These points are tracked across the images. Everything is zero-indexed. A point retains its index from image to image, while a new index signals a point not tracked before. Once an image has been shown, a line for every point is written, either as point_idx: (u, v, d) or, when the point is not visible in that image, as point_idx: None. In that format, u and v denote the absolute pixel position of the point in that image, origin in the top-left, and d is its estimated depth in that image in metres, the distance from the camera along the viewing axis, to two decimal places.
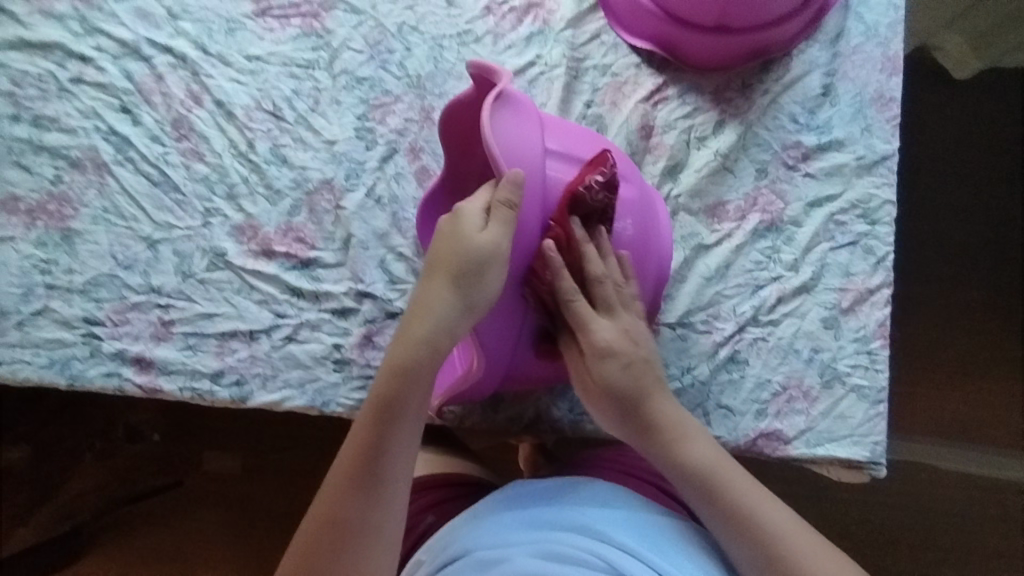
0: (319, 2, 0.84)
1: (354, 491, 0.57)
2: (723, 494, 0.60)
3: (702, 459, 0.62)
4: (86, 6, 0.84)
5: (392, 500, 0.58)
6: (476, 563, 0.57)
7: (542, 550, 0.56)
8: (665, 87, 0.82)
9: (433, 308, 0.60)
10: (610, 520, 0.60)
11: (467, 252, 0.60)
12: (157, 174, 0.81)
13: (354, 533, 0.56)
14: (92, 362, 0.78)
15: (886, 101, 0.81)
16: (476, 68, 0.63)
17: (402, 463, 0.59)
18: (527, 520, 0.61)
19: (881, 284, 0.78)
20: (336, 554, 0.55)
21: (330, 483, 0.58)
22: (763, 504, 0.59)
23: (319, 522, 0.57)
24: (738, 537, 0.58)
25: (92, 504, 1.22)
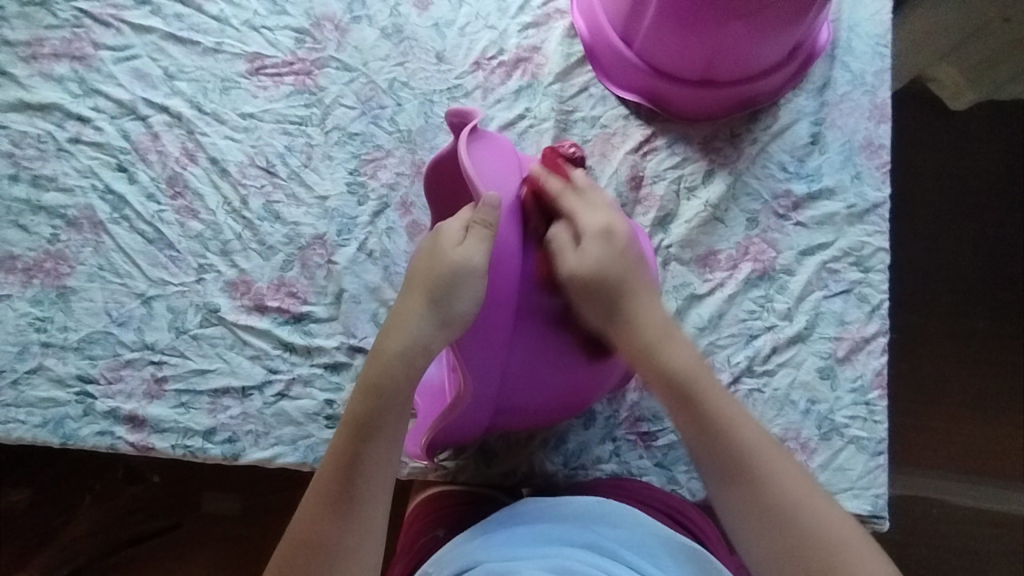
0: (312, 60, 0.86)
1: (325, 514, 0.59)
2: (700, 404, 0.61)
3: (683, 366, 0.62)
4: (85, 68, 0.86)
5: (363, 526, 0.59)
6: (484, 574, 0.58)
7: (551, 566, 0.58)
8: (654, 138, 0.82)
9: (410, 319, 0.61)
10: (619, 540, 0.62)
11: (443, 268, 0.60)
12: (152, 232, 0.82)
13: (327, 555, 0.58)
14: (85, 422, 0.78)
15: (875, 148, 0.81)
16: (450, 115, 0.65)
17: (373, 488, 0.60)
18: (538, 537, 0.62)
19: (876, 333, 0.78)
20: (314, 573, 0.58)
21: (306, 505, 0.60)
22: (738, 426, 0.60)
23: (294, 546, 0.59)
24: (713, 452, 0.60)
25: (91, 548, 1.21)
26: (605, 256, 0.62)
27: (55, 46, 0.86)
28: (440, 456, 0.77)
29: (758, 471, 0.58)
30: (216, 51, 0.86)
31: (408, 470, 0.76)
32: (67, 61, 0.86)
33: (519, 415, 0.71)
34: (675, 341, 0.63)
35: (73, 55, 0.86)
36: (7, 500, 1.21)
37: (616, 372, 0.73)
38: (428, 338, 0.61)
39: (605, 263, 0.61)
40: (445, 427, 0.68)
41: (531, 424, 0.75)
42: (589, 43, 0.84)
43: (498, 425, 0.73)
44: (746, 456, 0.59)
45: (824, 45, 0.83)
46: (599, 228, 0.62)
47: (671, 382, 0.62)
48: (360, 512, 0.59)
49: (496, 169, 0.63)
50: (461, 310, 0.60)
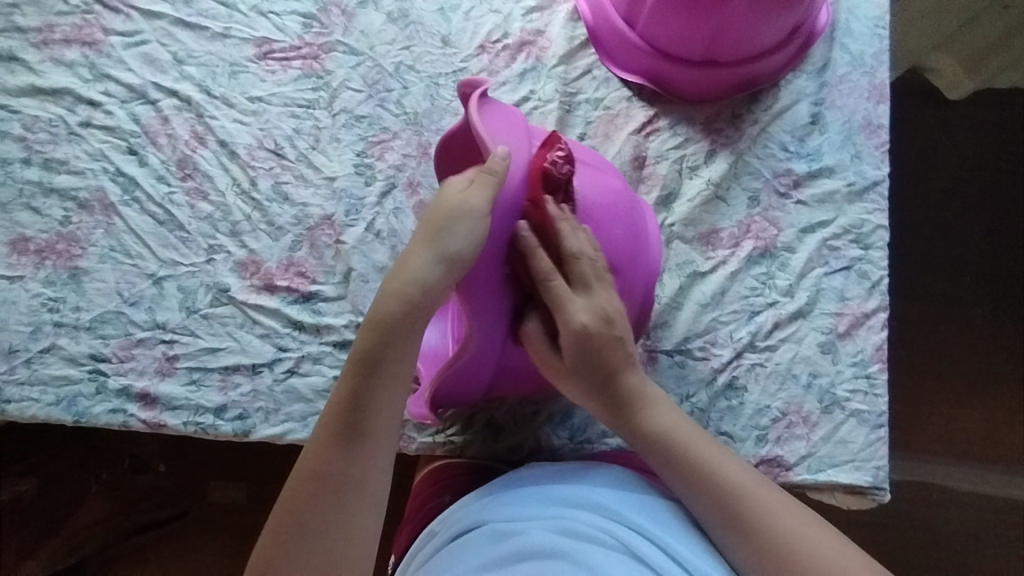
0: (319, 44, 0.87)
1: (336, 445, 0.60)
2: (677, 454, 0.64)
3: (661, 423, 0.65)
4: (95, 53, 0.87)
5: (373, 447, 0.60)
6: (490, 533, 0.62)
7: (555, 526, 0.60)
8: (657, 119, 0.84)
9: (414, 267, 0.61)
10: (621, 500, 0.64)
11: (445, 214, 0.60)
12: (163, 214, 0.84)
13: (343, 484, 0.59)
14: (98, 400, 0.79)
15: (874, 128, 0.83)
16: (462, 85, 0.66)
17: (382, 416, 0.61)
18: (539, 496, 0.65)
19: (877, 308, 0.79)
20: (331, 502, 0.58)
21: (315, 441, 0.60)
22: (715, 458, 0.63)
23: (306, 481, 0.59)
24: (695, 492, 0.62)
25: (98, 537, 1.21)
26: (592, 317, 0.64)
27: (65, 32, 0.88)
28: (447, 431, 0.78)
29: (745, 511, 0.60)
30: (224, 36, 0.87)
31: (416, 445, 0.77)
32: (77, 47, 0.87)
33: (517, 375, 0.74)
34: (657, 405, 0.66)
35: (83, 41, 0.87)
36: (14, 490, 1.22)
37: None
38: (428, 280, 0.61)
39: (588, 356, 0.65)
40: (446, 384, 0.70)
41: (528, 388, 0.77)
42: (592, 25, 0.85)
43: (500, 386, 0.75)
44: (727, 494, 0.61)
45: (823, 27, 0.84)
46: (575, 330, 0.64)
47: (652, 441, 0.65)
48: (371, 440, 0.60)
49: (505, 126, 0.64)
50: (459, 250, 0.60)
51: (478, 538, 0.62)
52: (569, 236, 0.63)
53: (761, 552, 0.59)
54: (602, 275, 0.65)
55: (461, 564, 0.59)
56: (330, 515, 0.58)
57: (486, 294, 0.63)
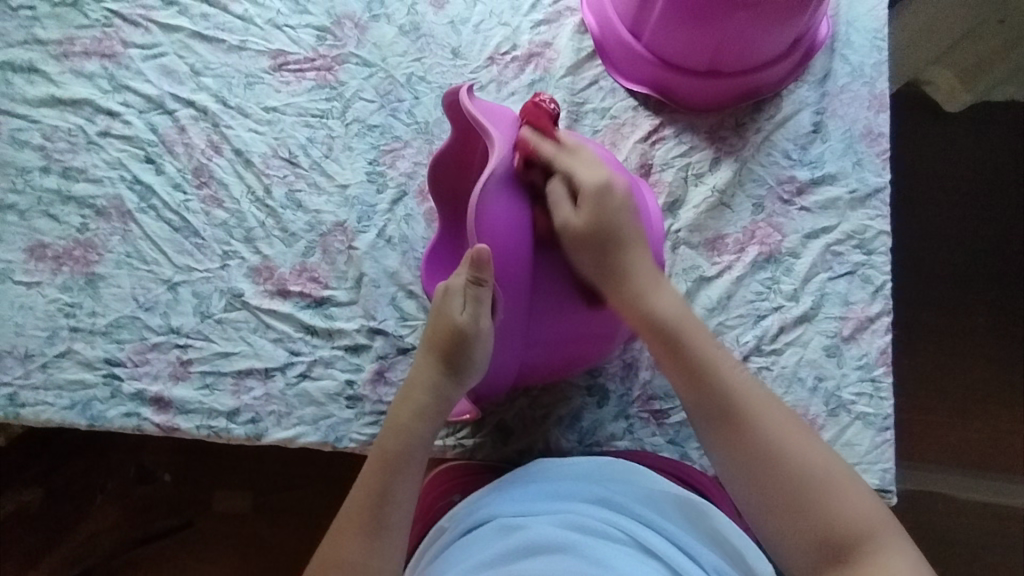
0: (333, 56, 0.89)
1: (372, 503, 0.66)
2: (695, 369, 0.68)
3: (666, 311, 0.70)
4: (114, 65, 0.89)
5: (401, 502, 0.66)
6: (504, 529, 0.62)
7: (566, 522, 0.62)
8: (662, 128, 0.86)
9: (429, 383, 0.69)
10: (629, 494, 0.66)
11: (455, 332, 0.67)
12: (178, 221, 0.85)
13: (378, 531, 0.65)
14: (112, 403, 0.80)
15: (875, 136, 0.85)
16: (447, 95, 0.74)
17: (409, 477, 0.67)
18: (548, 491, 0.67)
19: (881, 313, 0.80)
20: (364, 554, 0.64)
21: (356, 493, 0.67)
22: (733, 380, 0.67)
23: (345, 535, 0.65)
24: (704, 399, 0.68)
25: (102, 547, 1.21)
26: (596, 216, 0.69)
27: (86, 45, 0.90)
28: (458, 434, 0.79)
29: (759, 431, 0.65)
30: (240, 49, 0.90)
31: None
32: (97, 59, 0.90)
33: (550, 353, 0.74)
34: (662, 288, 0.71)
35: (103, 53, 0.90)
36: (19, 499, 1.20)
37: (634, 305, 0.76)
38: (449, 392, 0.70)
39: (595, 223, 0.69)
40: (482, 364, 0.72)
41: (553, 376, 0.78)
42: (599, 38, 0.87)
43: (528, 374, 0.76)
44: (745, 413, 0.66)
45: (824, 38, 0.86)
46: (594, 188, 0.69)
47: (660, 325, 0.70)
48: (399, 492, 0.67)
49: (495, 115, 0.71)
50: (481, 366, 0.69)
51: (488, 532, 0.63)
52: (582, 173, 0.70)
53: (764, 469, 0.65)
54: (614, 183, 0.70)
55: (475, 561, 0.60)
56: (365, 563, 0.64)
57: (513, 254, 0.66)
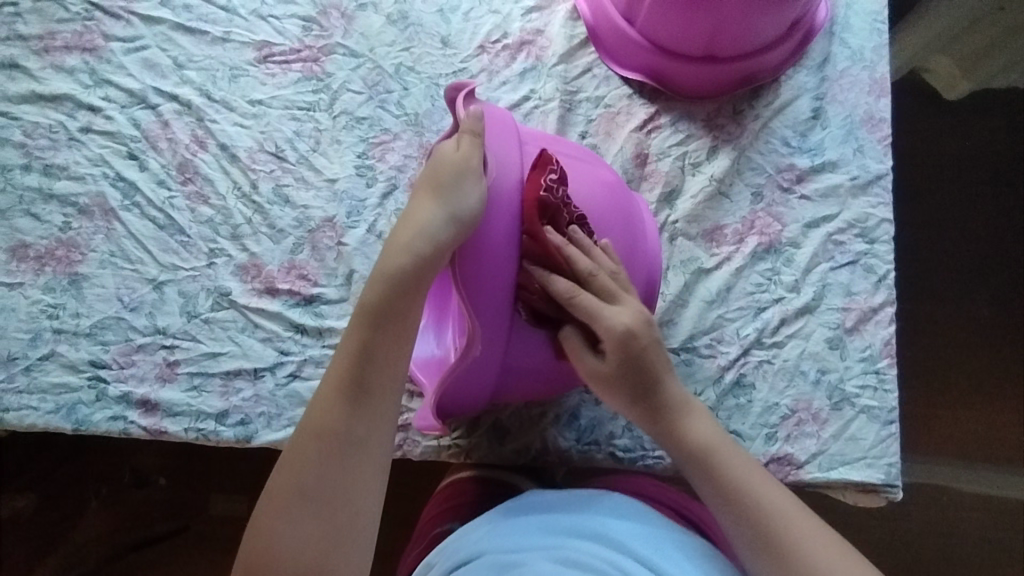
0: (319, 47, 0.87)
1: (356, 357, 0.60)
2: (719, 471, 0.61)
3: (700, 437, 0.63)
4: (95, 59, 0.87)
5: (387, 364, 0.60)
6: (491, 564, 0.59)
7: (559, 557, 0.58)
8: (658, 116, 0.84)
9: (419, 223, 0.60)
10: (626, 529, 0.62)
11: (443, 172, 0.60)
12: (163, 218, 0.83)
13: (363, 393, 0.59)
14: (98, 406, 0.78)
15: (876, 122, 0.83)
16: (449, 88, 0.65)
17: (391, 338, 0.60)
18: (540, 525, 0.63)
19: (884, 303, 0.78)
20: (346, 417, 0.59)
21: (336, 357, 0.61)
22: (762, 489, 0.60)
23: (330, 391, 0.59)
24: (734, 518, 0.60)
25: (97, 554, 1.18)
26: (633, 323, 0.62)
27: (66, 39, 0.88)
28: (452, 433, 0.77)
29: (778, 534, 0.58)
30: (224, 40, 0.87)
31: (421, 450, 0.76)
32: (78, 53, 0.87)
33: (527, 378, 0.68)
34: (695, 413, 0.64)
35: (84, 47, 0.87)
36: (12, 507, 1.18)
37: None
38: (436, 237, 0.59)
39: (631, 371, 0.62)
40: (452, 387, 0.64)
41: (535, 394, 0.72)
42: (592, 24, 0.85)
43: (506, 391, 0.70)
44: (770, 521, 0.59)
45: (823, 21, 0.84)
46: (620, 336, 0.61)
47: (687, 453, 0.63)
48: (384, 353, 0.60)
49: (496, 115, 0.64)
50: (469, 209, 0.58)
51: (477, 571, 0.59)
52: (581, 256, 0.61)
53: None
54: (630, 286, 0.64)
55: None
56: (346, 432, 0.58)
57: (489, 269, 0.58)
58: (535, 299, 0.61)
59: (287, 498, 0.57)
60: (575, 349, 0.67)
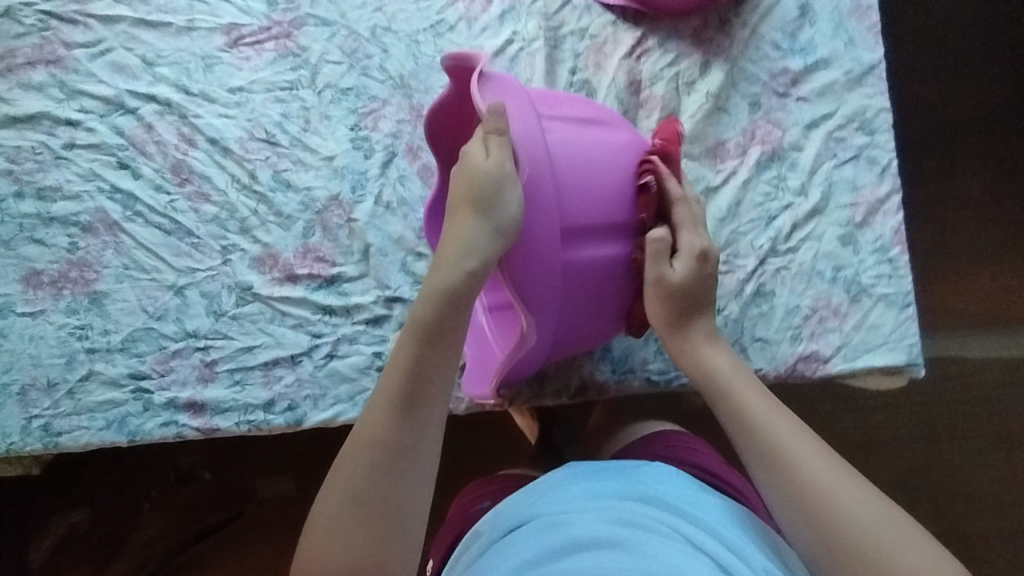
0: (289, 21, 0.84)
1: (410, 367, 0.59)
2: (753, 425, 0.60)
3: (722, 369, 0.65)
4: (62, 70, 0.84)
5: (437, 376, 0.59)
6: (544, 525, 0.56)
7: (615, 518, 0.55)
8: (645, 39, 0.82)
9: (462, 237, 0.60)
10: (680, 496, 0.60)
11: (477, 180, 0.59)
12: (169, 223, 0.82)
13: (416, 402, 0.58)
14: (147, 416, 0.80)
15: (864, 10, 0.82)
16: (453, 59, 0.64)
17: (442, 351, 0.59)
18: (589, 489, 0.60)
19: (890, 193, 0.80)
20: (397, 427, 0.57)
21: (389, 366, 0.60)
22: (794, 439, 0.58)
23: (384, 399, 0.58)
24: (768, 470, 0.58)
25: (160, 550, 1.22)
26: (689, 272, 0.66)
27: (27, 54, 0.84)
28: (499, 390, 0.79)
29: (820, 493, 0.54)
30: (189, 29, 0.84)
31: (466, 404, 0.79)
32: (42, 67, 0.84)
33: (573, 346, 0.73)
34: (716, 349, 0.67)
35: (47, 59, 0.84)
36: (68, 522, 1.17)
37: None
38: (482, 250, 0.59)
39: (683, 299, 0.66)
40: (509, 366, 0.69)
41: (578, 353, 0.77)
42: None
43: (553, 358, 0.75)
44: (799, 470, 0.56)
45: None
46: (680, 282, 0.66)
47: (708, 380, 0.65)
48: (434, 363, 0.59)
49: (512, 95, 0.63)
50: (511, 217, 0.59)
51: (529, 531, 0.56)
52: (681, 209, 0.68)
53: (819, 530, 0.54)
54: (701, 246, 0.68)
55: (510, 557, 0.54)
56: (400, 441, 0.56)
57: (536, 265, 0.60)
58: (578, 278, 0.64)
59: (340, 506, 0.55)
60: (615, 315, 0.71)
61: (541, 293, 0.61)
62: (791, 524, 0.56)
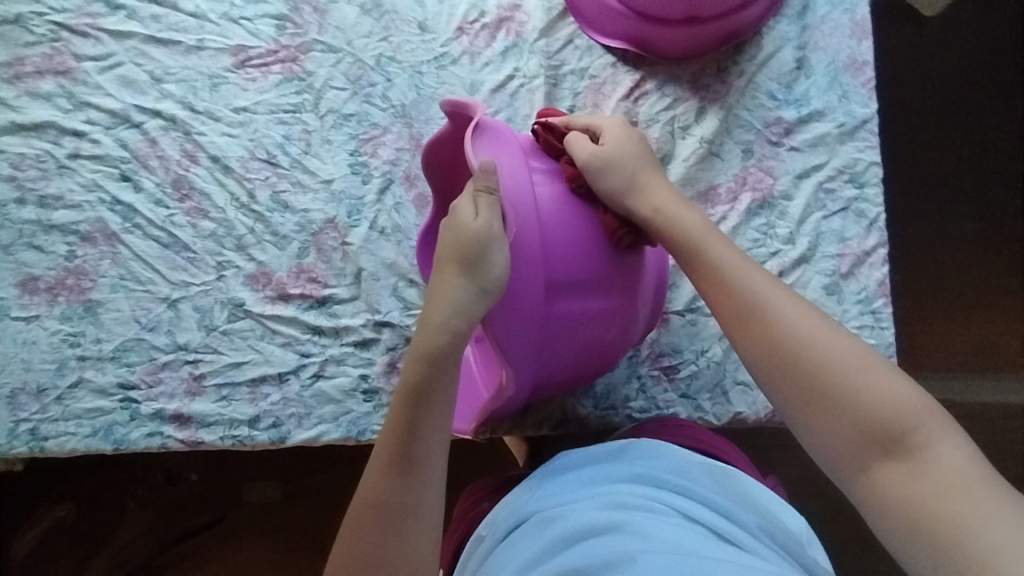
0: (296, 46, 0.86)
1: (402, 430, 0.59)
2: (742, 290, 0.60)
3: (716, 261, 0.63)
4: (70, 82, 0.86)
5: (430, 437, 0.59)
6: (539, 522, 0.61)
7: (604, 503, 0.60)
8: (643, 82, 0.84)
9: (447, 298, 0.59)
10: (664, 466, 0.65)
11: (466, 242, 0.58)
12: (166, 237, 0.84)
13: (411, 462, 0.58)
14: (133, 426, 0.80)
15: (859, 65, 0.83)
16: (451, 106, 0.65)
17: (434, 413, 0.60)
18: (576, 479, 0.65)
19: (876, 245, 0.81)
20: (397, 488, 0.58)
21: (383, 430, 0.60)
22: (817, 330, 0.57)
23: (380, 464, 0.59)
24: (784, 374, 0.56)
25: (144, 549, 1.20)
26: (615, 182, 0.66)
27: (37, 63, 0.86)
28: None
29: (828, 374, 0.54)
30: (198, 49, 0.86)
31: None
32: (52, 77, 0.86)
33: (554, 387, 0.74)
34: (717, 244, 0.64)
35: (57, 70, 0.86)
36: (53, 516, 1.20)
37: (636, 335, 0.76)
38: (468, 313, 0.59)
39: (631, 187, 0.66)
40: (491, 410, 0.70)
41: (559, 393, 0.78)
42: None
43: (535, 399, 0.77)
44: (812, 359, 0.55)
45: None
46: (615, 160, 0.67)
47: (708, 273, 0.62)
48: (426, 423, 0.59)
49: (504, 152, 0.63)
50: (498, 279, 0.59)
51: (527, 530, 0.61)
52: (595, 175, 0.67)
53: (840, 417, 0.54)
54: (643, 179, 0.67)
55: (515, 558, 0.58)
56: (398, 501, 0.58)
57: (517, 319, 0.62)
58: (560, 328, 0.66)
59: (351, 572, 0.57)
60: (595, 361, 0.72)
61: (523, 348, 0.63)
62: (817, 422, 0.55)
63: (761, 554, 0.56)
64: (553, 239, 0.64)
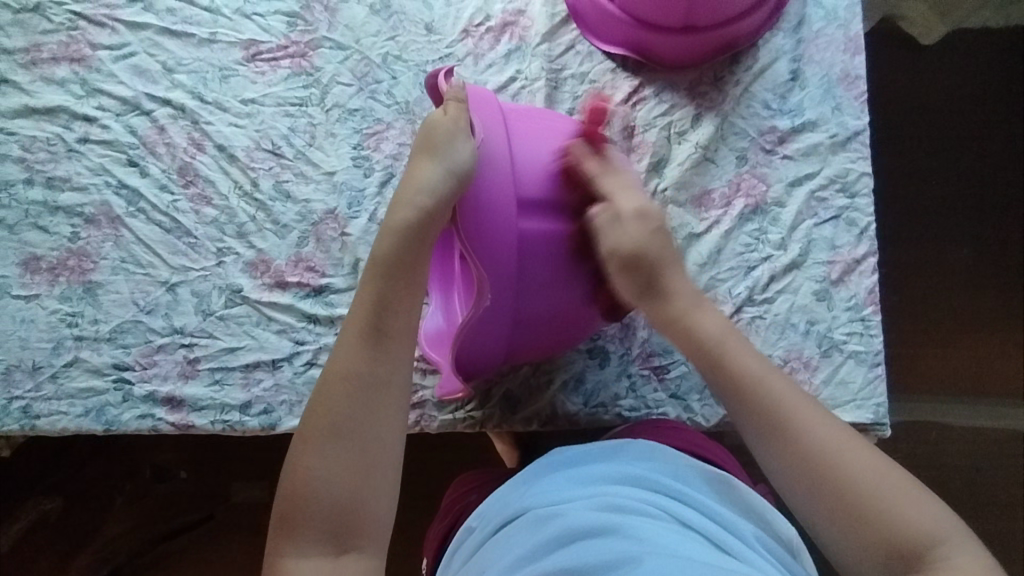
0: (306, 42, 0.88)
1: (375, 303, 0.63)
2: (736, 372, 0.63)
3: (713, 332, 0.66)
4: (85, 69, 0.88)
5: (401, 312, 0.63)
6: (533, 520, 0.60)
7: (600, 503, 0.60)
8: (641, 88, 0.86)
9: (420, 180, 0.64)
10: (661, 471, 0.64)
11: (437, 136, 0.65)
12: (169, 222, 0.85)
13: (383, 336, 0.62)
14: (125, 407, 0.81)
15: (852, 79, 0.85)
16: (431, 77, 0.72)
17: (405, 288, 0.64)
18: (571, 479, 0.64)
19: (866, 254, 0.82)
20: (369, 358, 0.61)
21: (355, 308, 0.64)
22: (807, 416, 0.59)
23: (352, 335, 0.62)
24: (788, 458, 0.59)
25: (128, 545, 1.19)
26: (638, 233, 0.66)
27: (53, 50, 0.88)
28: (468, 408, 0.81)
29: (828, 462, 0.57)
30: (211, 42, 0.89)
31: (437, 424, 0.80)
32: (67, 64, 0.88)
33: (538, 331, 0.70)
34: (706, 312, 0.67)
35: (72, 57, 0.88)
36: (40, 509, 1.19)
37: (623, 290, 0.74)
38: (438, 192, 0.63)
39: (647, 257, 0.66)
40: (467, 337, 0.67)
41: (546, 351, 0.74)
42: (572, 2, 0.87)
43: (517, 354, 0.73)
44: (813, 452, 0.58)
45: None
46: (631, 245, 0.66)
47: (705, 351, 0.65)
48: (398, 296, 0.64)
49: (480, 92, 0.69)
50: (463, 162, 0.63)
51: (521, 527, 0.60)
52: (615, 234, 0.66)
53: (838, 507, 0.56)
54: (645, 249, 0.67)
55: (505, 556, 0.58)
56: (369, 371, 0.61)
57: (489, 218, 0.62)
58: (536, 241, 0.65)
59: (320, 438, 0.59)
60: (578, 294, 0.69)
61: (498, 258, 0.62)
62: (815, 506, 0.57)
63: (754, 563, 0.55)
64: (527, 154, 0.66)
